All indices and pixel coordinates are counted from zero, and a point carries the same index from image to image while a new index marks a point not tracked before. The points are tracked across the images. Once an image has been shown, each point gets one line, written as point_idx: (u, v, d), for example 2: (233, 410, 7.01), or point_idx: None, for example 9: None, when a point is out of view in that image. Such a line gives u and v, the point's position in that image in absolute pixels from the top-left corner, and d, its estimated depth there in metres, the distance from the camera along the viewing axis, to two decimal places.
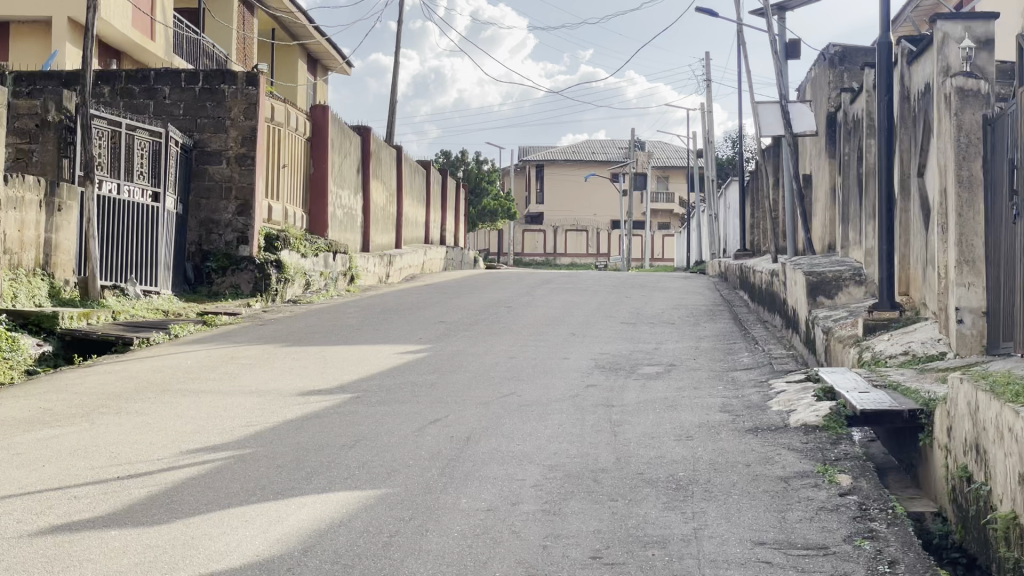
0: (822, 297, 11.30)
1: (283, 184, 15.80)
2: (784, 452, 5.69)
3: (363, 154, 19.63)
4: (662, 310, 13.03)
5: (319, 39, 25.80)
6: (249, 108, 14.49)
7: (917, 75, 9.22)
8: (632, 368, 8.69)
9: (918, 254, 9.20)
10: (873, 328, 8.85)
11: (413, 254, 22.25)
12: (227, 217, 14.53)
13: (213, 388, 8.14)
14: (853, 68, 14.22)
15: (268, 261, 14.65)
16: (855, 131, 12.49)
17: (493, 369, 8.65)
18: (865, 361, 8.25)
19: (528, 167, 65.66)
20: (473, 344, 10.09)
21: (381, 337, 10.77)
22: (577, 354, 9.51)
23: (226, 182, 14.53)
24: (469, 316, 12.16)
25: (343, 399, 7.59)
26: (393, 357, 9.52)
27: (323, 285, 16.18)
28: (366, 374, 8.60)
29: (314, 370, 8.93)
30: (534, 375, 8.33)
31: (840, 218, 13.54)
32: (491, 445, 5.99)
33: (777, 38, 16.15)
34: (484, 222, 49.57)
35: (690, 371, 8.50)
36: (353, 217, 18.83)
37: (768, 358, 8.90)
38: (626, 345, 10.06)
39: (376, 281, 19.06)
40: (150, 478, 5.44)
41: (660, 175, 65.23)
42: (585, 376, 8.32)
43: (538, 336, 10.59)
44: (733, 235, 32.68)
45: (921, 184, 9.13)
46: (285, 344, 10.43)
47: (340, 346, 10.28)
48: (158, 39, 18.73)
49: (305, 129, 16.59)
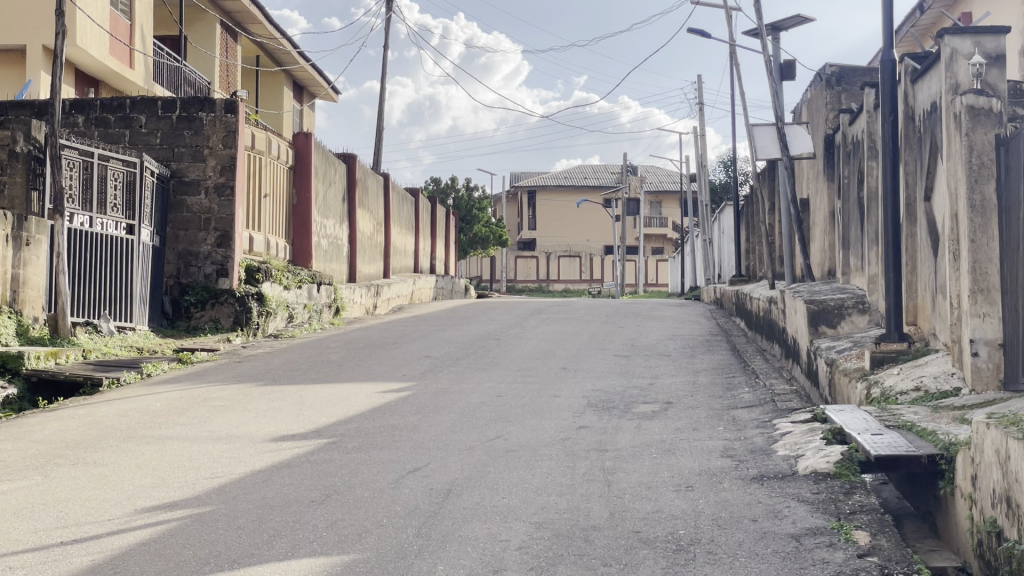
0: (825, 326, 10.83)
1: (264, 214, 15.31)
2: (793, 505, 5.20)
3: (349, 182, 19.17)
4: (657, 342, 12.53)
5: (303, 64, 25.33)
6: (228, 137, 14.04)
7: (922, 94, 8.78)
8: (627, 407, 8.18)
9: (927, 282, 8.74)
10: (881, 362, 8.34)
11: (401, 284, 21.78)
12: (206, 249, 14.02)
13: (179, 434, 7.62)
14: (852, 88, 13.77)
15: (249, 294, 14.15)
16: (855, 153, 12.04)
17: (480, 410, 8.14)
18: (874, 398, 7.73)
19: (520, 193, 65.22)
20: (460, 381, 9.59)
21: (363, 374, 10.26)
22: (569, 391, 9.00)
23: (205, 214, 14.05)
24: (457, 351, 11.66)
25: (317, 445, 7.09)
26: (375, 397, 9.01)
27: (307, 318, 15.68)
28: (344, 417, 8.09)
29: (290, 412, 8.42)
30: (523, 417, 7.82)
31: (841, 243, 13.07)
32: (474, 498, 5.49)
33: (772, 59, 15.71)
34: (476, 250, 49.01)
35: (688, 409, 8.00)
36: (338, 247, 18.35)
37: (770, 394, 8.39)
38: (619, 380, 9.56)
39: (363, 312, 18.55)
40: (96, 543, 4.92)
41: (654, 199, 64.83)
42: (577, 417, 7.81)
43: (528, 371, 10.08)
44: (728, 261, 32.24)
45: (929, 208, 8.68)
46: (262, 383, 9.92)
47: (320, 385, 9.77)
48: (137, 67, 18.29)
49: (287, 157, 16.11)
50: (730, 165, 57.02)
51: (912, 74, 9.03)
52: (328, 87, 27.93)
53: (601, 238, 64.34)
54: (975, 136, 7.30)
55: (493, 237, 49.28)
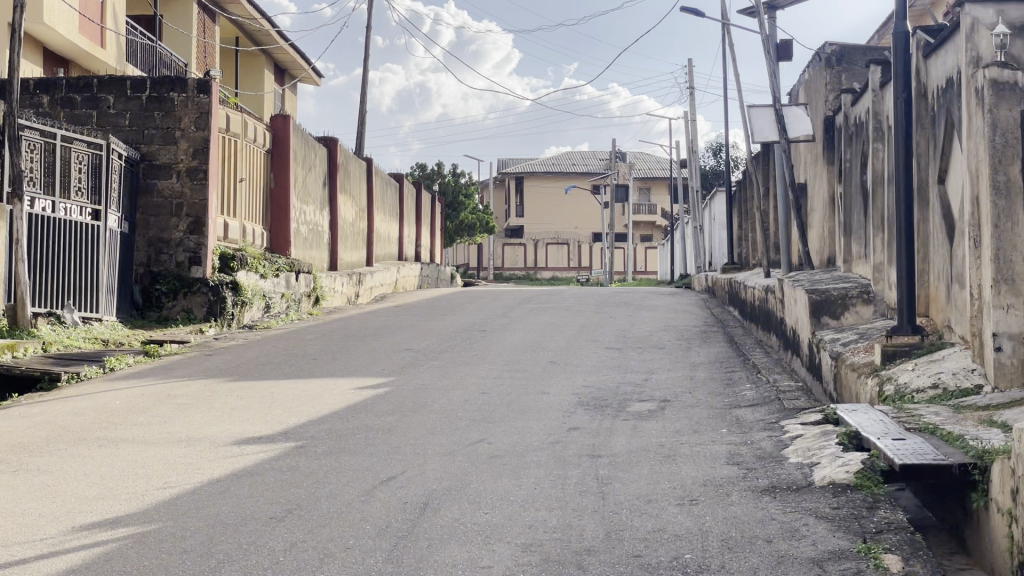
0: (827, 317, 10.24)
1: (240, 199, 14.68)
2: (812, 522, 4.62)
3: (330, 166, 18.55)
4: (651, 333, 11.96)
5: (284, 45, 24.64)
6: (200, 118, 13.40)
7: (936, 69, 8.25)
8: (621, 406, 7.59)
9: (940, 270, 8.18)
10: (894, 356, 7.75)
11: (385, 272, 21.19)
12: (178, 235, 13.39)
13: (136, 437, 7.01)
14: (853, 68, 13.21)
15: (224, 283, 13.52)
16: (859, 135, 11.50)
17: (463, 409, 7.56)
18: (888, 396, 7.14)
19: (507, 180, 64.54)
20: (442, 377, 9.00)
21: (340, 369, 9.67)
22: (559, 388, 8.41)
23: (177, 198, 13.41)
24: (439, 343, 11.07)
25: (284, 451, 6.48)
26: (351, 394, 8.42)
27: (285, 307, 15.05)
28: (315, 416, 7.49)
29: (259, 411, 7.83)
30: (509, 417, 7.25)
31: (842, 229, 12.51)
32: (453, 514, 4.90)
33: (769, 37, 15.14)
34: (463, 237, 48.48)
35: (687, 408, 7.42)
36: (319, 234, 17.74)
37: (773, 391, 7.81)
38: (613, 375, 8.98)
39: (344, 301, 17.93)
40: (21, 568, 4.32)
41: (642, 185, 64.26)
42: (567, 417, 7.22)
43: (514, 366, 9.50)
44: (720, 248, 31.69)
45: (944, 191, 8.13)
46: (232, 378, 9.33)
47: (293, 381, 9.17)
48: (109, 47, 17.60)
49: (264, 140, 15.49)
50: (720, 152, 56.47)
51: (925, 48, 8.49)
52: (310, 69, 27.26)
53: (589, 225, 63.75)
54: (999, 113, 6.71)
55: (479, 224, 48.74)
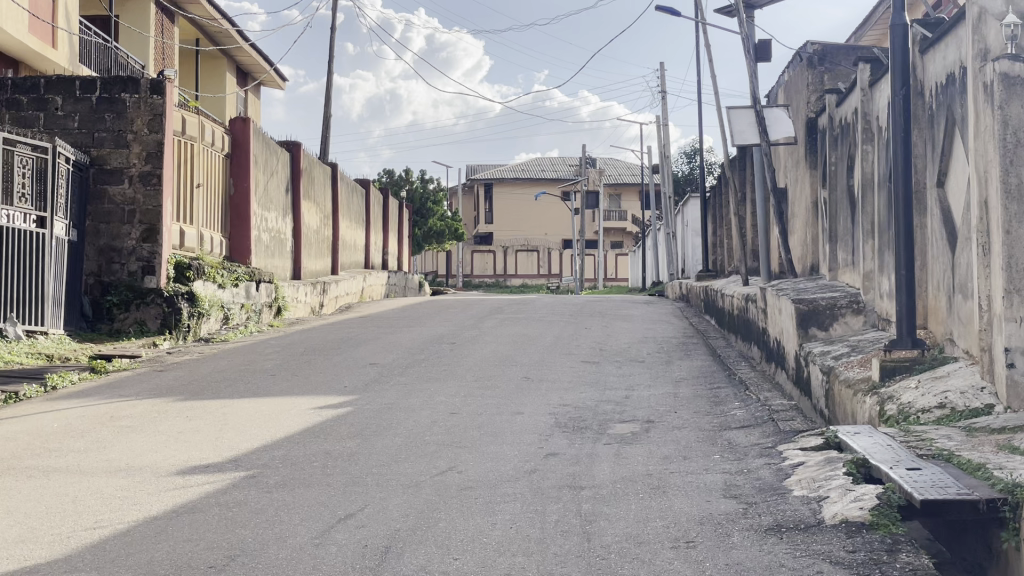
0: (816, 328, 9.72)
1: (197, 205, 14.02)
2: (827, 571, 4.03)
3: (293, 171, 17.92)
4: (629, 345, 11.39)
5: (246, 47, 23.99)
6: (154, 120, 12.76)
7: (935, 64, 7.73)
8: (601, 427, 7.02)
9: (939, 279, 7.65)
10: (893, 372, 7.21)
11: (351, 281, 20.57)
12: (130, 244, 12.72)
13: (69, 466, 6.38)
14: (836, 68, 12.74)
15: (179, 294, 12.89)
16: (844, 137, 10.98)
17: (429, 432, 6.97)
18: (890, 416, 6.59)
19: (477, 186, 63.94)
20: (409, 395, 8.40)
21: (300, 386, 9.04)
22: (533, 407, 7.83)
23: (129, 205, 12.75)
24: (406, 357, 10.45)
25: (231, 482, 5.87)
26: (309, 414, 7.81)
27: (244, 319, 14.40)
28: (269, 441, 6.88)
29: (209, 435, 7.20)
30: (481, 441, 6.66)
31: (826, 236, 11.98)
32: (416, 561, 4.31)
33: (748, 37, 14.64)
34: (431, 243, 47.82)
35: (673, 430, 6.85)
36: (282, 242, 17.11)
37: (765, 410, 7.25)
38: (590, 393, 8.40)
39: (308, 312, 17.30)
40: None
41: (612, 192, 63.80)
42: (543, 441, 6.64)
43: (485, 382, 8.90)
44: (693, 255, 31.21)
45: (943, 195, 7.62)
46: (183, 396, 8.69)
47: (248, 399, 8.54)
48: (61, 49, 16.93)
49: (223, 144, 14.85)
50: (691, 157, 56.10)
51: (922, 43, 8.00)
52: (272, 73, 26.61)
53: (559, 232, 63.23)
54: (1010, 108, 6.12)
55: (447, 230, 48.06)
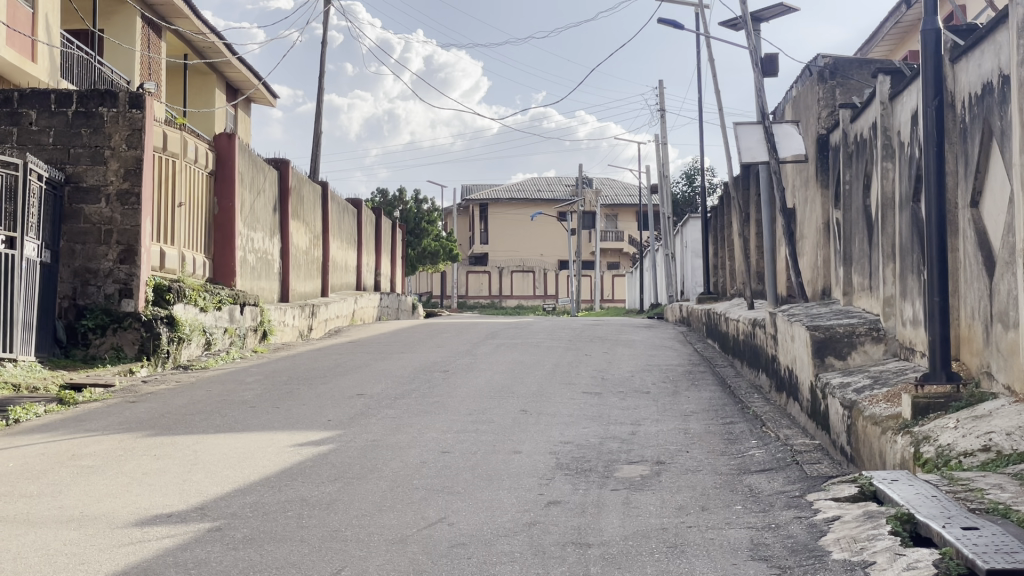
0: (833, 357, 9.10)
1: (178, 225, 13.38)
2: None
3: (281, 190, 17.31)
4: (631, 373, 10.77)
5: (235, 62, 23.41)
6: (132, 136, 12.13)
7: (968, 73, 7.15)
8: (607, 469, 6.38)
9: (974, 306, 7.04)
10: (926, 409, 6.58)
11: (341, 304, 19.92)
12: (107, 265, 12.07)
13: (16, 514, 5.71)
14: (847, 82, 12.19)
15: (158, 318, 12.21)
16: (861, 154, 10.40)
17: (418, 475, 6.32)
18: (928, 460, 5.95)
19: (471, 206, 63.43)
20: (398, 431, 7.75)
21: (280, 420, 8.38)
22: (532, 445, 7.18)
23: (106, 225, 12.12)
24: (395, 387, 9.80)
25: (194, 536, 5.21)
26: (287, 453, 7.15)
27: (227, 344, 13.75)
28: (240, 486, 6.22)
29: (175, 477, 6.53)
30: (476, 486, 6.02)
31: (840, 258, 11.38)
32: None
33: (754, 50, 14.06)
34: (425, 264, 47.28)
35: (686, 473, 6.22)
36: (269, 263, 16.48)
37: (787, 451, 6.62)
38: (593, 429, 7.76)
39: (295, 335, 16.65)
40: None
41: (609, 212, 63.28)
42: (544, 487, 5.99)
43: (480, 417, 8.26)
44: (694, 277, 30.62)
45: (978, 215, 7.01)
46: (154, 431, 8.02)
47: (224, 435, 7.86)
48: (41, 61, 16.34)
49: (207, 161, 14.22)
50: (692, 178, 55.66)
51: (955, 50, 7.41)
52: (262, 90, 26.02)
53: (555, 252, 62.69)
54: None
55: (442, 251, 47.49)
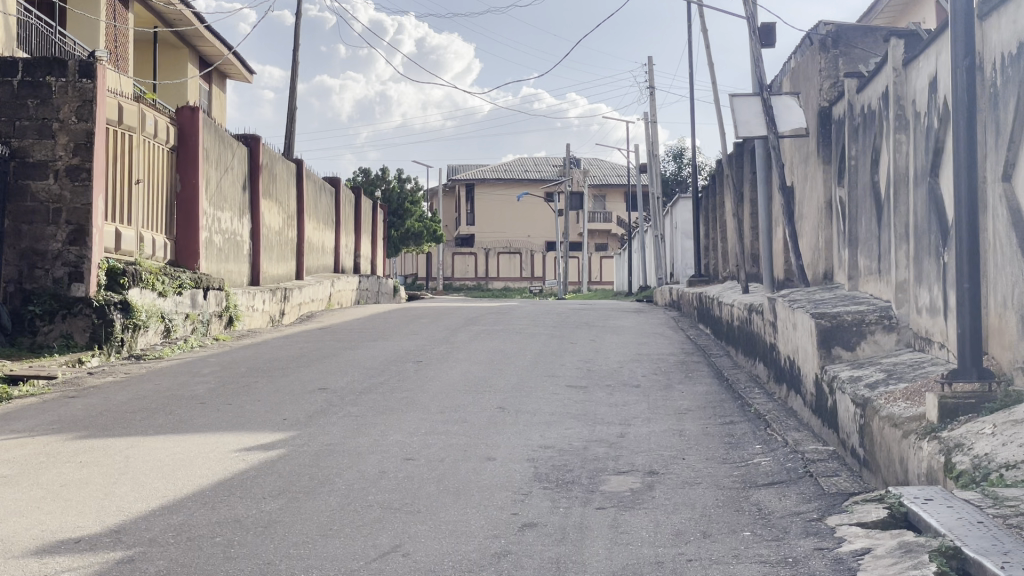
0: (840, 348, 8.29)
1: (135, 204, 12.49)
2: None
3: (251, 167, 16.43)
4: (620, 364, 9.94)
5: (206, 34, 22.49)
6: (82, 107, 11.26)
7: (1003, 28, 6.31)
8: (592, 482, 5.56)
9: (1007, 294, 6.20)
10: (955, 412, 5.77)
11: (316, 287, 19.06)
12: (55, 247, 11.18)
13: None
14: (852, 52, 11.52)
15: (112, 303, 11.32)
16: (869, 124, 9.57)
17: (375, 489, 5.49)
18: (963, 472, 5.14)
19: (457, 186, 62.50)
20: (359, 433, 6.92)
21: (230, 420, 7.53)
22: (507, 451, 6.35)
23: (54, 203, 11.23)
24: (362, 381, 8.95)
25: (98, 570, 4.35)
26: (231, 460, 6.30)
27: (187, 330, 12.90)
28: (168, 503, 5.37)
29: (97, 491, 5.67)
30: (442, 504, 5.18)
31: (844, 237, 10.58)
32: None
33: (752, 19, 13.23)
34: (408, 245, 46.48)
35: (685, 487, 5.40)
36: (237, 244, 15.61)
37: (797, 461, 5.81)
38: (578, 430, 6.94)
39: (265, 321, 15.79)
40: None
41: (597, 193, 62.52)
42: (519, 504, 5.17)
43: (452, 415, 7.43)
44: (685, 260, 29.83)
45: (1011, 191, 6.19)
46: (85, 433, 7.15)
47: (165, 438, 7.00)
48: None
49: (168, 137, 13.34)
50: (680, 157, 54.85)
51: (984, 6, 6.59)
52: (236, 63, 25.09)
53: (542, 233, 61.85)
54: None
55: (425, 232, 46.77)
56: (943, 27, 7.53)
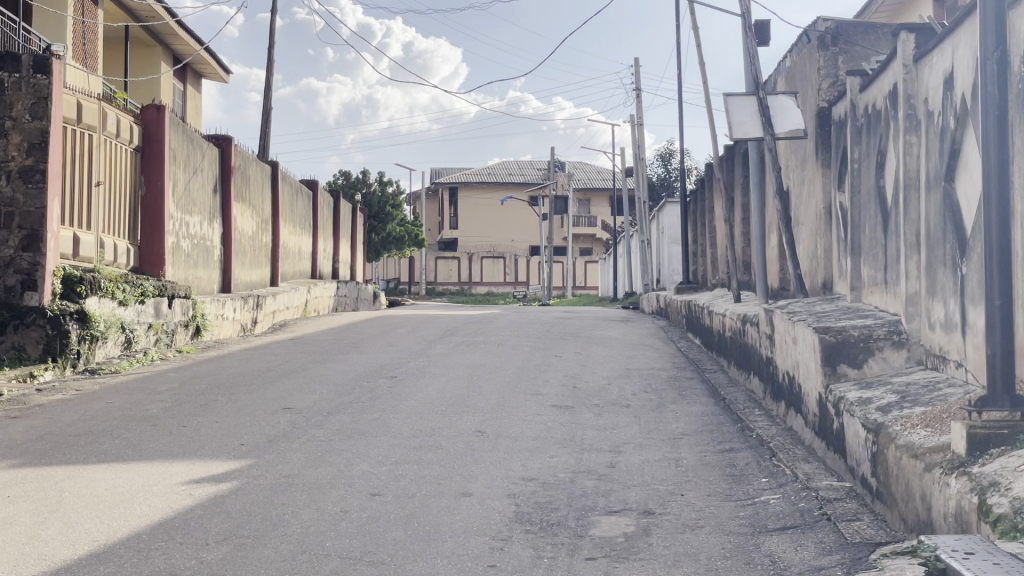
0: (845, 366, 7.67)
1: (95, 207, 11.81)
2: None
3: (223, 169, 15.76)
4: (608, 380, 9.31)
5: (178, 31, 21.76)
6: (36, 105, 10.58)
7: None
8: (580, 525, 4.91)
9: None
10: (987, 443, 5.13)
11: (291, 294, 18.39)
12: (7, 252, 10.44)
13: None
14: (853, 48, 10.85)
15: (67, 313, 10.61)
16: (874, 124, 8.96)
17: (334, 533, 4.83)
18: (1001, 516, 4.50)
19: (441, 189, 61.85)
20: (323, 462, 6.26)
21: (183, 445, 6.85)
22: (485, 484, 5.70)
23: (6, 207, 10.52)
24: (331, 399, 8.29)
25: None
26: (177, 495, 5.63)
27: (150, 341, 12.23)
28: (97, 550, 4.69)
29: (19, 533, 4.99)
30: (410, 553, 4.52)
31: (846, 243, 9.96)
32: None
33: (746, 15, 12.62)
34: (389, 250, 45.82)
35: (683, 531, 4.76)
36: (206, 249, 14.94)
37: (810, 500, 5.18)
38: (563, 459, 6.29)
39: (235, 330, 15.11)
40: None
41: (582, 197, 62.00)
42: (496, 553, 4.52)
43: (426, 441, 6.78)
44: (672, 266, 29.27)
45: None
46: (20, 461, 6.47)
47: (107, 467, 6.32)
48: None
49: (132, 137, 12.67)
50: (666, 160, 54.30)
51: None
52: (210, 61, 24.38)
53: (525, 238, 61.27)
54: None
55: (407, 237, 46.09)
56: (962, 17, 6.91)
